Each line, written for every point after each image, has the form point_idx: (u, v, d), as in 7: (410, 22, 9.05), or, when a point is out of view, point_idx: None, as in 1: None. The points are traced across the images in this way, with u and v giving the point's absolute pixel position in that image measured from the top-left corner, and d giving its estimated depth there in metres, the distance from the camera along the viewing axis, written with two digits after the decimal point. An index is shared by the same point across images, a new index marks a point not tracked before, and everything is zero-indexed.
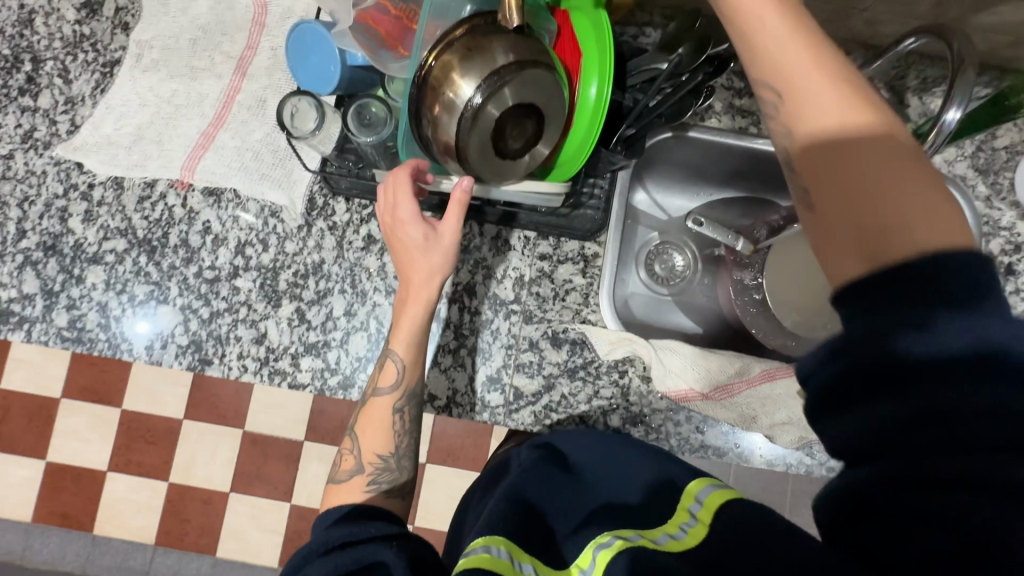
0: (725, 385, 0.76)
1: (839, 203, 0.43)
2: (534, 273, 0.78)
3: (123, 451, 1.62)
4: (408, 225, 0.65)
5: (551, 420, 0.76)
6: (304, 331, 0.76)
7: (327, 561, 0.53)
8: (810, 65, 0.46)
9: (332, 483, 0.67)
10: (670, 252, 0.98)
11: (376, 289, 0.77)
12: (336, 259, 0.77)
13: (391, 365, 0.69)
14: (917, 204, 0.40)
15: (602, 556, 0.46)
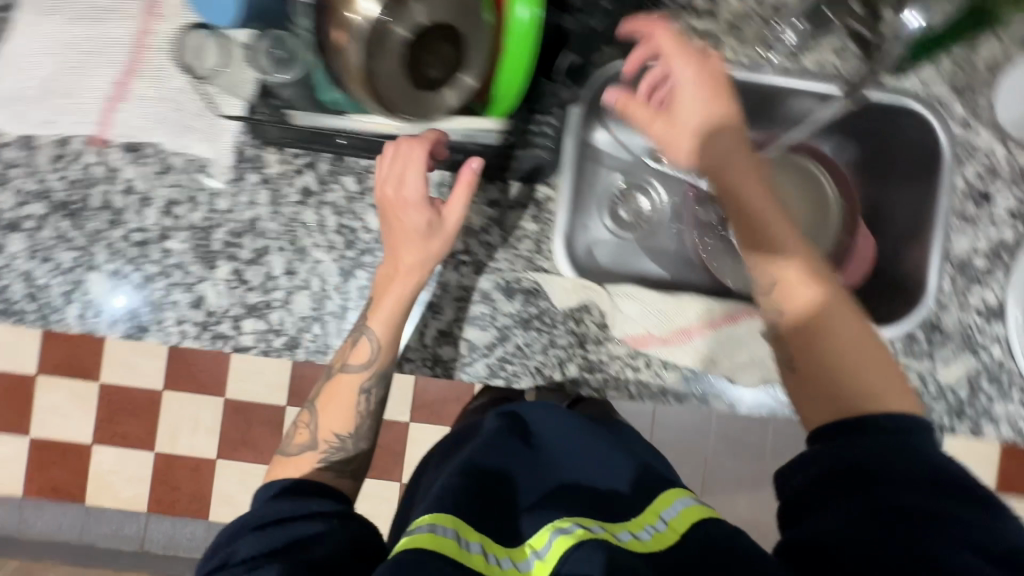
0: (685, 328, 0.74)
1: (783, 292, 0.62)
2: (483, 221, 0.73)
3: (107, 425, 1.62)
4: (409, 208, 0.65)
5: (507, 372, 0.74)
6: (243, 292, 0.72)
7: (265, 536, 0.59)
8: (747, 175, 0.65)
9: (281, 455, 0.72)
10: (637, 195, 0.93)
11: (317, 245, 0.73)
12: (272, 214, 0.72)
13: (366, 341, 0.69)
14: (861, 356, 0.58)
15: (559, 543, 0.52)
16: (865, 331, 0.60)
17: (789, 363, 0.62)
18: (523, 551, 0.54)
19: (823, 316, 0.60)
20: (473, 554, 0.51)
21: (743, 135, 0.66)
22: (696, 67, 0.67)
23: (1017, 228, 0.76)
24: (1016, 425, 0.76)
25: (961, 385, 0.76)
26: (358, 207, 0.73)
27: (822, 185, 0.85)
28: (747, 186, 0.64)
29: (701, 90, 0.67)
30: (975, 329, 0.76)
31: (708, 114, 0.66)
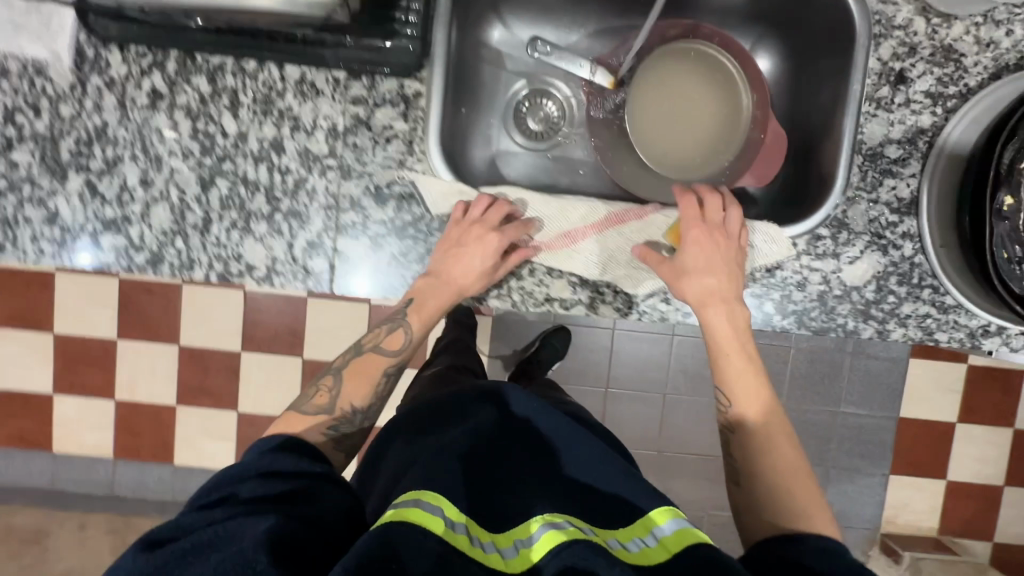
0: (569, 232, 0.70)
1: (736, 380, 0.67)
2: (348, 121, 0.68)
3: (63, 373, 1.36)
4: (474, 239, 0.67)
5: (382, 283, 0.71)
6: (98, 207, 0.68)
7: (261, 486, 0.50)
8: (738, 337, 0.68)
9: (293, 410, 0.64)
10: (542, 103, 0.86)
11: (172, 153, 0.68)
12: (120, 121, 0.68)
13: (401, 331, 0.70)
14: (796, 487, 0.62)
15: (545, 539, 0.44)
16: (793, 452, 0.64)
17: (734, 478, 0.66)
18: (506, 538, 0.47)
19: (764, 456, 0.64)
20: (459, 535, 0.45)
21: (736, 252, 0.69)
22: (700, 230, 0.68)
23: (935, 111, 0.70)
24: (925, 324, 0.73)
25: (868, 284, 0.72)
26: (212, 110, 0.68)
27: (724, 67, 0.77)
28: (732, 372, 0.67)
29: (696, 272, 0.68)
30: (883, 224, 0.71)
31: (712, 290, 0.67)
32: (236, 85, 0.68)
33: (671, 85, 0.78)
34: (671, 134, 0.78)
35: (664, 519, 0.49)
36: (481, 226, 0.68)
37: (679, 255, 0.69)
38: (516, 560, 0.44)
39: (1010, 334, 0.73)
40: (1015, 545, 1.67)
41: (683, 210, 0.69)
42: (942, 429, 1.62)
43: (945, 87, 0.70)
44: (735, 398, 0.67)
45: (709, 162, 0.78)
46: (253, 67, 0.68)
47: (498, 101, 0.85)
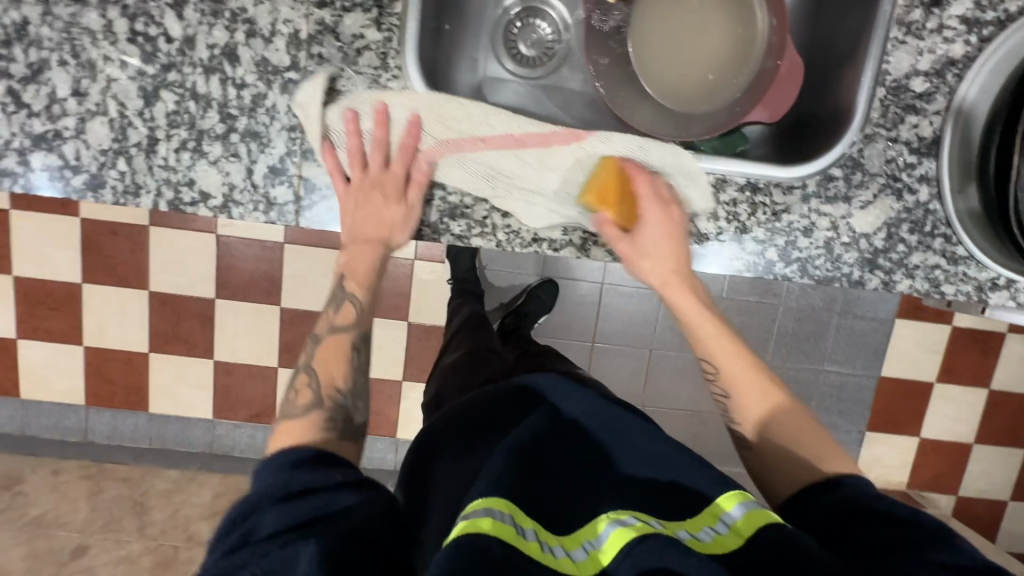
0: (453, 141, 0.63)
1: (719, 353, 0.66)
2: (312, 29, 0.60)
3: (24, 316, 1.27)
4: (374, 189, 0.61)
5: (351, 215, 0.64)
6: (25, 120, 0.60)
7: (287, 511, 0.47)
8: (701, 313, 0.66)
9: (283, 417, 0.60)
10: (536, 26, 0.77)
11: (107, 58, 0.59)
12: (44, 18, 0.58)
13: (350, 305, 0.65)
14: (805, 441, 0.61)
15: (617, 536, 0.45)
16: (792, 408, 0.64)
17: (742, 443, 0.65)
18: (573, 540, 0.47)
19: (764, 416, 0.63)
20: (530, 542, 0.44)
21: (678, 229, 0.65)
22: (661, 211, 0.64)
23: (969, 41, 0.64)
24: (933, 276, 0.69)
25: (878, 232, 0.67)
26: (152, 8, 0.58)
27: None
28: (712, 342, 0.66)
29: (654, 254, 0.65)
30: (901, 166, 0.66)
31: (668, 268, 0.65)
32: None
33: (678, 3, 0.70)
34: (680, 58, 0.71)
35: (732, 505, 0.50)
36: (371, 182, 0.62)
37: (632, 230, 0.65)
38: (587, 561, 0.45)
39: (1019, 288, 0.70)
40: (979, 499, 1.73)
41: (639, 189, 0.64)
42: (920, 388, 1.64)
43: (982, 12, 0.63)
44: (721, 367, 0.66)
45: (718, 91, 0.71)
46: None
47: (485, 20, 0.76)
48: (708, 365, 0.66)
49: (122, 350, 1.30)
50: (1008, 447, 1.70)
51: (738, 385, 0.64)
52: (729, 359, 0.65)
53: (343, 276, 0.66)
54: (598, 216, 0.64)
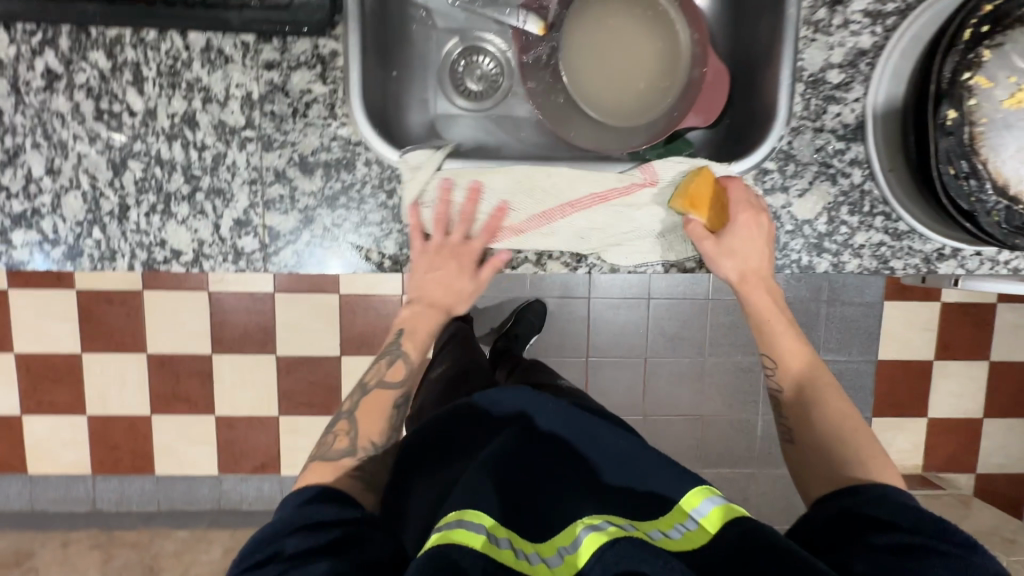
0: (544, 213, 0.67)
1: (792, 351, 0.66)
2: (263, 89, 0.64)
3: (27, 391, 1.30)
4: (449, 261, 0.67)
5: (315, 256, 0.67)
6: (5, 201, 0.64)
7: (309, 538, 0.50)
8: (778, 312, 0.67)
9: (317, 458, 0.61)
10: (478, 62, 0.82)
11: (77, 137, 0.64)
12: (17, 107, 0.63)
13: (401, 363, 0.67)
14: (855, 437, 0.60)
15: (590, 540, 0.46)
16: (842, 399, 0.63)
17: (786, 435, 0.65)
18: (550, 546, 0.49)
19: (811, 410, 0.63)
20: (503, 549, 0.45)
21: (765, 231, 0.66)
22: (750, 211, 0.65)
23: (875, 31, 0.68)
24: (880, 252, 0.71)
25: (819, 217, 0.70)
26: (114, 87, 0.63)
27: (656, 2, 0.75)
28: (775, 335, 0.67)
29: (735, 252, 0.66)
30: (831, 153, 0.69)
31: (750, 269, 0.66)
32: (137, 58, 0.63)
33: (605, 26, 0.75)
34: (614, 76, 0.76)
35: (699, 500, 0.51)
36: (445, 247, 0.67)
37: (718, 233, 0.66)
38: (562, 567, 0.46)
39: (965, 255, 0.72)
40: (998, 474, 1.70)
41: (732, 194, 0.66)
42: (919, 368, 1.64)
43: (883, 5, 0.68)
44: (779, 360, 0.67)
45: (653, 102, 0.76)
46: (153, 36, 0.63)
47: (429, 62, 0.81)
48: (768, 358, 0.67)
49: (124, 415, 1.32)
50: (1018, 419, 1.68)
51: (797, 375, 0.66)
52: (795, 357, 0.66)
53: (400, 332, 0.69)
54: (687, 219, 0.66)
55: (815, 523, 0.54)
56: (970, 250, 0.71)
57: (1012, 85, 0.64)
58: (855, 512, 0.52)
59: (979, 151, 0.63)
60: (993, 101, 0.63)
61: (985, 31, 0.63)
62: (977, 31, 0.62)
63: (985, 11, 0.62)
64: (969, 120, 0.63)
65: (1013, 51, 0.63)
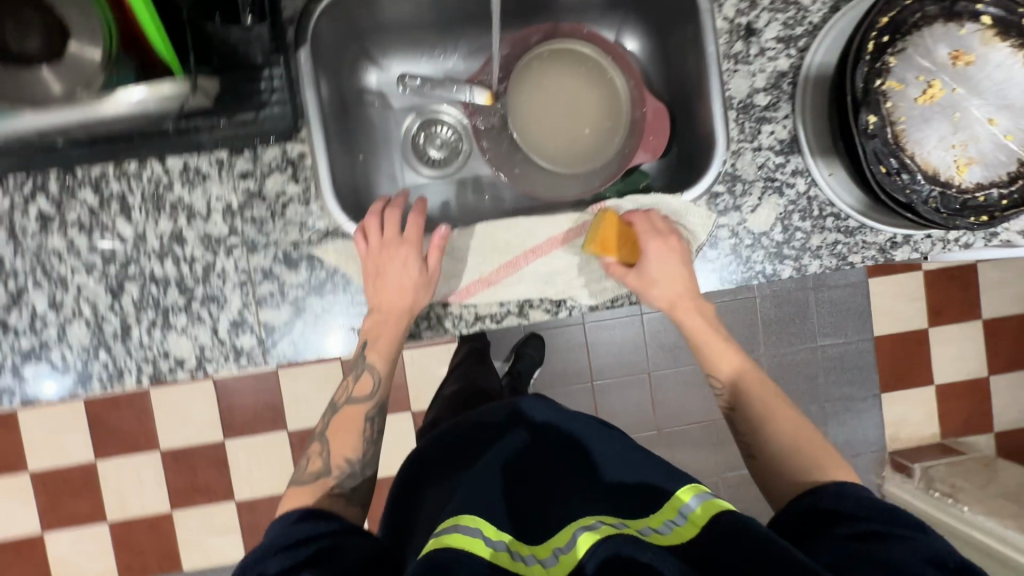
0: (511, 260, 0.71)
1: (731, 365, 0.71)
2: (241, 197, 0.69)
3: (47, 508, 1.31)
4: (393, 258, 0.67)
5: (311, 342, 0.71)
6: (13, 340, 0.68)
7: (291, 554, 0.50)
8: (709, 332, 0.72)
9: (293, 484, 0.64)
10: (437, 131, 0.88)
11: (75, 270, 0.68)
12: (16, 252, 0.67)
13: (367, 376, 0.69)
14: (808, 448, 0.64)
15: (585, 539, 0.47)
16: (790, 412, 0.68)
17: (747, 452, 0.68)
18: (546, 548, 0.50)
19: (763, 424, 0.67)
20: (500, 551, 0.48)
21: (684, 254, 0.70)
22: (660, 239, 0.70)
23: (790, 54, 0.74)
24: (837, 250, 0.76)
25: (774, 228, 0.75)
26: (105, 218, 0.68)
27: (585, 53, 0.80)
28: (718, 359, 0.72)
29: (660, 281, 0.70)
30: (773, 168, 0.75)
31: (676, 291, 0.71)
32: (123, 189, 0.68)
33: (546, 81, 0.81)
34: (565, 124, 0.82)
35: (689, 497, 0.53)
36: (392, 243, 0.67)
37: (640, 266, 0.70)
38: (558, 566, 0.47)
39: (917, 240, 0.76)
40: (1016, 431, 1.71)
41: (638, 224, 0.71)
42: (917, 338, 1.67)
43: (793, 29, 0.74)
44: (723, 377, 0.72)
45: (607, 142, 0.81)
46: (134, 167, 0.68)
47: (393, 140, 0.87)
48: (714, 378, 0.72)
49: (147, 516, 1.33)
50: None
51: (744, 393, 0.70)
52: (734, 371, 0.71)
53: (364, 344, 0.69)
54: (605, 262, 0.70)
55: (790, 522, 0.57)
56: (920, 234, 0.76)
57: (922, 83, 0.70)
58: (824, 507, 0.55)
59: (904, 147, 0.69)
60: (908, 100, 0.69)
61: (886, 40, 0.69)
62: (879, 41, 0.68)
63: (883, 23, 0.68)
64: (889, 121, 0.69)
65: (916, 54, 0.70)
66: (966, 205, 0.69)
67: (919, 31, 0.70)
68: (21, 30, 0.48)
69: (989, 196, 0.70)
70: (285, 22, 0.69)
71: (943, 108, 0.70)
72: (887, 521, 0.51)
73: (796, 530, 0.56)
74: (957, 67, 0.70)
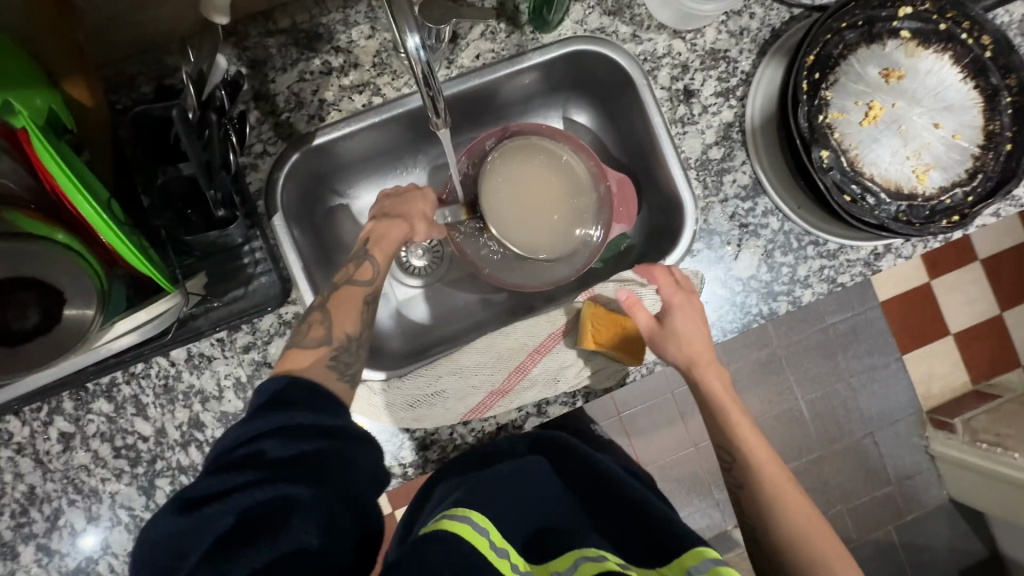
0: (518, 366, 0.73)
1: (743, 435, 0.70)
2: (249, 369, 0.71)
3: None
4: (415, 190, 0.78)
5: None
6: (60, 562, 0.68)
7: (285, 445, 0.49)
8: (726, 397, 0.71)
9: (293, 347, 0.61)
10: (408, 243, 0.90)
11: (105, 480, 0.69)
12: (44, 476, 0.69)
13: (369, 266, 0.69)
14: (814, 533, 0.64)
15: (586, 568, 0.50)
16: (799, 496, 0.66)
17: (752, 534, 0.68)
18: (544, 569, 0.53)
19: (768, 511, 0.66)
20: (501, 559, 0.48)
21: (700, 318, 0.70)
22: (681, 292, 0.70)
23: (732, 104, 0.77)
24: (825, 275, 0.77)
25: (759, 269, 0.77)
26: (123, 423, 0.69)
27: (540, 145, 0.83)
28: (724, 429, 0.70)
29: (674, 338, 0.70)
30: (744, 214, 0.77)
31: (690, 356, 0.70)
32: (134, 390, 0.70)
33: (508, 180, 0.82)
34: (535, 219, 0.82)
35: (699, 560, 0.55)
36: (411, 190, 0.78)
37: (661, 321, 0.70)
38: None
39: (898, 247, 0.78)
40: None
41: (658, 279, 0.70)
42: (922, 293, 1.62)
43: (728, 82, 0.77)
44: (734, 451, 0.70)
45: (574, 229, 0.83)
46: (141, 367, 0.70)
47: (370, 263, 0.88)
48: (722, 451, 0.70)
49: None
50: None
51: (748, 473, 0.68)
52: (747, 441, 0.69)
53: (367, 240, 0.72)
54: (627, 298, 0.70)
55: None
56: (900, 241, 0.77)
57: (862, 107, 0.72)
58: None
59: (862, 171, 0.71)
60: (853, 126, 0.72)
61: (818, 76, 0.72)
62: (812, 79, 0.71)
63: (810, 61, 0.71)
64: (841, 151, 0.71)
65: (848, 82, 0.73)
66: (934, 211, 0.71)
67: (845, 60, 0.73)
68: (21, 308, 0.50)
69: (954, 197, 0.72)
70: (254, 194, 0.72)
71: (888, 124, 0.73)
72: None
73: None
74: (890, 84, 0.73)
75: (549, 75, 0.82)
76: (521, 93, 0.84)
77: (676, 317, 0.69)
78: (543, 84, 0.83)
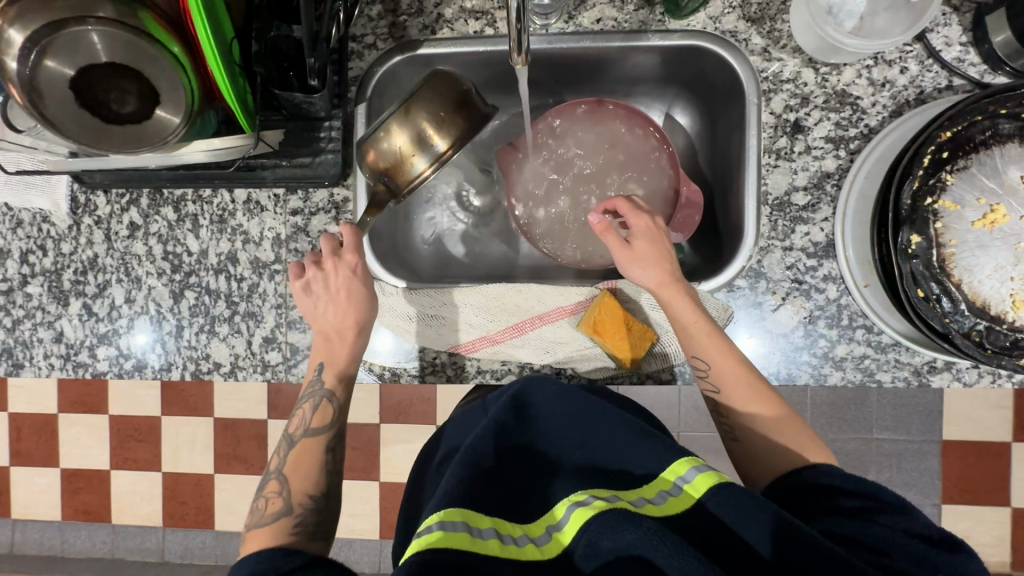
0: (518, 323, 0.75)
1: (714, 346, 0.65)
2: (289, 230, 0.77)
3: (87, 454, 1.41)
4: (338, 272, 0.67)
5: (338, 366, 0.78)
6: (95, 324, 0.80)
7: None
8: (696, 315, 0.66)
9: (253, 527, 0.60)
10: (441, 218, 0.91)
11: (149, 273, 0.80)
12: (107, 251, 0.80)
13: (326, 403, 0.67)
14: (785, 430, 0.63)
15: (576, 516, 0.50)
16: (771, 392, 0.65)
17: (728, 433, 0.67)
18: (538, 527, 0.53)
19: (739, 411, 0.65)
20: (488, 540, 0.50)
21: (665, 242, 0.70)
22: (647, 218, 0.71)
23: (839, 155, 0.72)
24: (864, 365, 0.71)
25: (797, 329, 0.72)
26: (178, 233, 0.79)
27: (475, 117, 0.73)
28: (695, 339, 0.66)
29: (644, 261, 0.68)
30: (803, 269, 0.72)
31: (661, 276, 0.68)
32: (196, 210, 0.79)
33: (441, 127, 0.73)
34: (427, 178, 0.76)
35: (686, 469, 0.54)
36: (333, 260, 0.67)
37: (627, 242, 0.70)
38: (550, 545, 0.50)
39: (961, 368, 0.69)
40: None
41: (623, 208, 0.72)
42: None
43: (845, 130, 0.71)
44: (708, 361, 0.66)
45: None
46: (208, 193, 0.78)
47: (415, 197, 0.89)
48: (697, 363, 0.67)
49: (141, 526, 1.24)
50: None
51: (726, 380, 0.65)
52: (715, 354, 0.65)
53: (320, 366, 0.69)
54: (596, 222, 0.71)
55: (786, 487, 0.59)
56: (965, 363, 0.69)
57: (982, 207, 0.63)
58: (816, 483, 0.57)
59: (951, 273, 0.63)
60: (963, 222, 0.63)
61: (946, 156, 0.63)
62: (938, 156, 0.63)
63: (944, 136, 0.62)
64: (936, 243, 0.63)
65: (980, 173, 0.63)
66: (1016, 344, 0.63)
67: (987, 150, 0.63)
68: (124, 91, 0.57)
69: None
70: (350, 79, 0.77)
71: (1005, 236, 0.63)
72: (859, 500, 0.54)
73: (802, 504, 0.57)
74: None
75: (664, 65, 0.80)
76: (630, 73, 0.82)
77: (642, 254, 0.68)
78: (658, 71, 0.81)
